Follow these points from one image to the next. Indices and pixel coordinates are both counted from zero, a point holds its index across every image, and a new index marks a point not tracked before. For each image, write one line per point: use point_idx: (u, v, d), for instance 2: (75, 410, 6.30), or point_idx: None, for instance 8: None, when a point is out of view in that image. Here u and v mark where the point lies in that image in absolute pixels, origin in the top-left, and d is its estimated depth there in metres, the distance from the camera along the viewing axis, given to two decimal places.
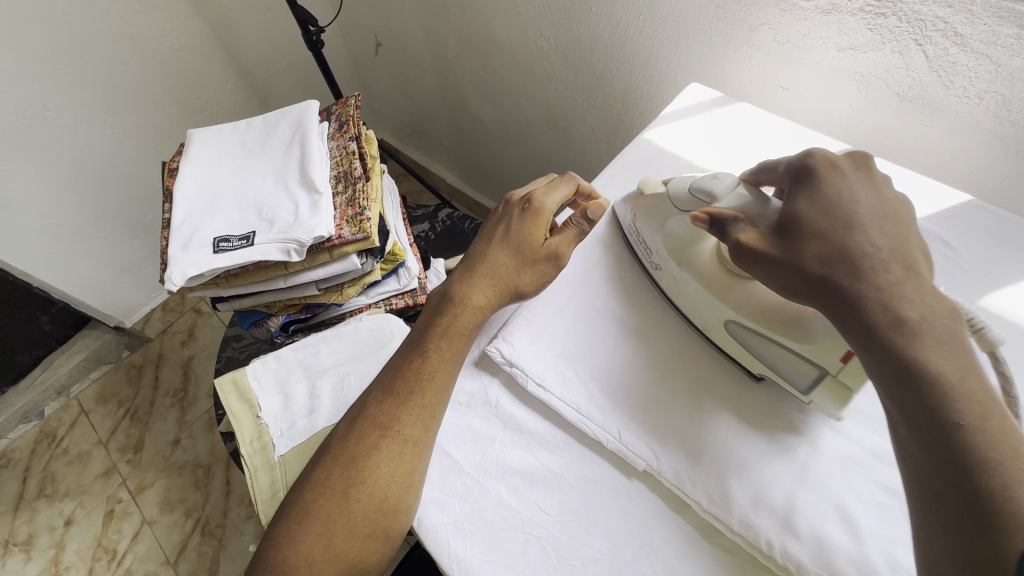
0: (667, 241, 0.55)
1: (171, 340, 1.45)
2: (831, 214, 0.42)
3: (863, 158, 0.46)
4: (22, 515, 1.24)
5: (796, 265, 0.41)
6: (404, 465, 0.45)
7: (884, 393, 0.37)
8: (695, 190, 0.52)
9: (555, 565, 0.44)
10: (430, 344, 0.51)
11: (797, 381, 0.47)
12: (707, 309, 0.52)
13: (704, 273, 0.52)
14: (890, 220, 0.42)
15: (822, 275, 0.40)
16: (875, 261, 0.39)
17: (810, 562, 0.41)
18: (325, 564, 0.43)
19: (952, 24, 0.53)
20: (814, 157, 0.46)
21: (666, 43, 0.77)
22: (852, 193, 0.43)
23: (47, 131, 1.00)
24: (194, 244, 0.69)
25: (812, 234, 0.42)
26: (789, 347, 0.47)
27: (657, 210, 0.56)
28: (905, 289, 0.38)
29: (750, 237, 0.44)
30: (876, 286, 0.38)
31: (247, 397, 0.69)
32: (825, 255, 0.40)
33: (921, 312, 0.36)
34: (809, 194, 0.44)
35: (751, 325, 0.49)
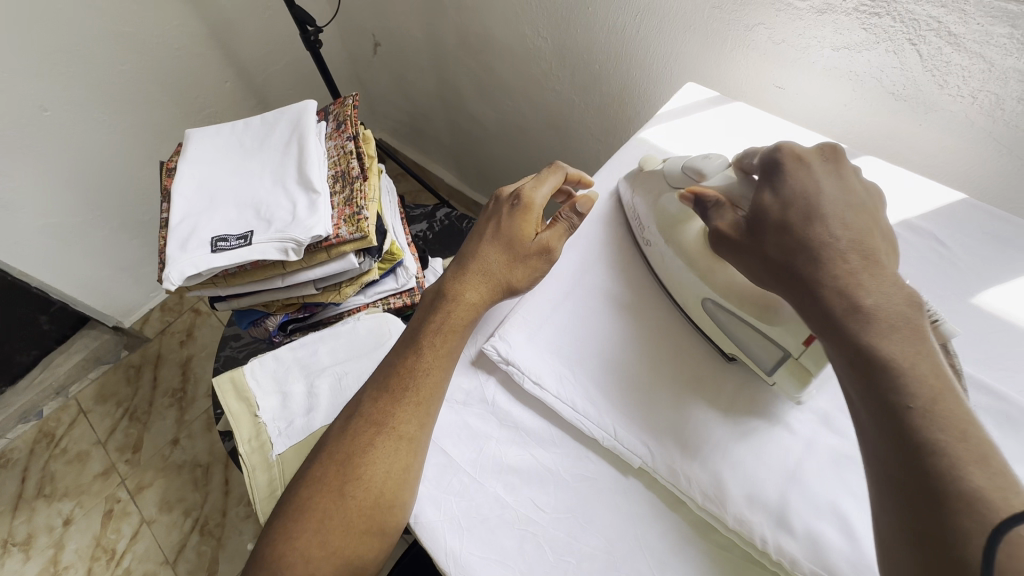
0: (657, 216, 0.57)
1: (169, 339, 1.46)
2: (794, 206, 0.44)
3: (831, 150, 0.47)
4: (21, 515, 1.24)
5: (761, 253, 0.44)
6: (399, 462, 0.46)
7: (841, 379, 0.38)
8: (686, 168, 0.56)
9: (552, 562, 0.44)
10: (424, 341, 0.51)
11: (762, 362, 0.49)
12: (688, 287, 0.54)
13: (688, 250, 0.54)
14: (853, 210, 0.43)
15: (783, 263, 0.43)
16: (833, 251, 0.41)
17: (805, 558, 0.42)
18: (321, 561, 0.43)
19: (945, 23, 0.53)
20: (780, 150, 0.47)
21: (662, 43, 0.77)
22: (817, 185, 0.44)
23: (45, 131, 1.00)
24: (191, 244, 0.69)
25: (775, 226, 0.44)
26: (757, 325, 0.50)
27: (651, 185, 0.59)
28: (863, 278, 0.39)
29: (726, 224, 0.48)
30: (833, 275, 0.40)
31: (245, 396, 0.70)
32: (786, 245, 0.43)
33: (877, 298, 0.38)
34: (774, 186, 0.46)
35: (729, 305, 0.51)
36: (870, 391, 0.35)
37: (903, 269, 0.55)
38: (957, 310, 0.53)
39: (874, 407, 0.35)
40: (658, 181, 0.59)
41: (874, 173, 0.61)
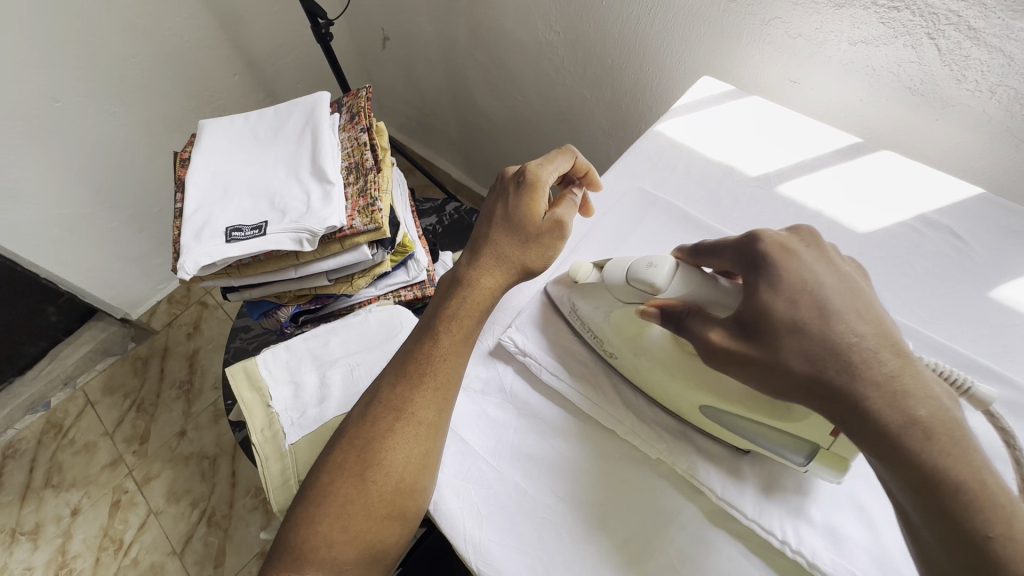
0: (616, 330, 0.51)
1: (176, 331, 1.46)
2: (802, 303, 0.40)
3: (808, 232, 0.44)
4: (29, 505, 1.25)
5: (781, 364, 0.39)
6: (419, 447, 0.46)
7: (903, 502, 0.35)
8: (634, 281, 0.48)
9: (571, 548, 0.45)
10: (441, 327, 0.51)
11: (792, 456, 0.43)
12: (679, 395, 0.48)
13: (666, 359, 0.48)
14: (861, 298, 0.40)
15: (811, 374, 0.38)
16: (865, 354, 0.37)
17: (824, 547, 0.42)
18: (343, 545, 0.44)
19: (965, 17, 0.53)
20: (762, 240, 0.43)
21: (678, 35, 0.77)
22: (816, 275, 0.41)
23: (57, 121, 1.00)
24: (206, 233, 0.70)
25: (789, 329, 0.39)
26: (774, 425, 0.43)
27: (596, 297, 0.53)
28: (904, 381, 0.36)
29: (717, 334, 0.42)
30: (875, 386, 0.36)
31: (258, 385, 0.69)
32: (808, 351, 0.38)
33: (927, 408, 0.35)
34: (769, 282, 0.41)
35: (729, 409, 0.45)
36: (946, 518, 0.32)
37: (918, 264, 0.56)
38: (973, 305, 0.53)
39: (957, 532, 0.32)
40: (604, 294, 0.52)
41: (890, 166, 0.62)
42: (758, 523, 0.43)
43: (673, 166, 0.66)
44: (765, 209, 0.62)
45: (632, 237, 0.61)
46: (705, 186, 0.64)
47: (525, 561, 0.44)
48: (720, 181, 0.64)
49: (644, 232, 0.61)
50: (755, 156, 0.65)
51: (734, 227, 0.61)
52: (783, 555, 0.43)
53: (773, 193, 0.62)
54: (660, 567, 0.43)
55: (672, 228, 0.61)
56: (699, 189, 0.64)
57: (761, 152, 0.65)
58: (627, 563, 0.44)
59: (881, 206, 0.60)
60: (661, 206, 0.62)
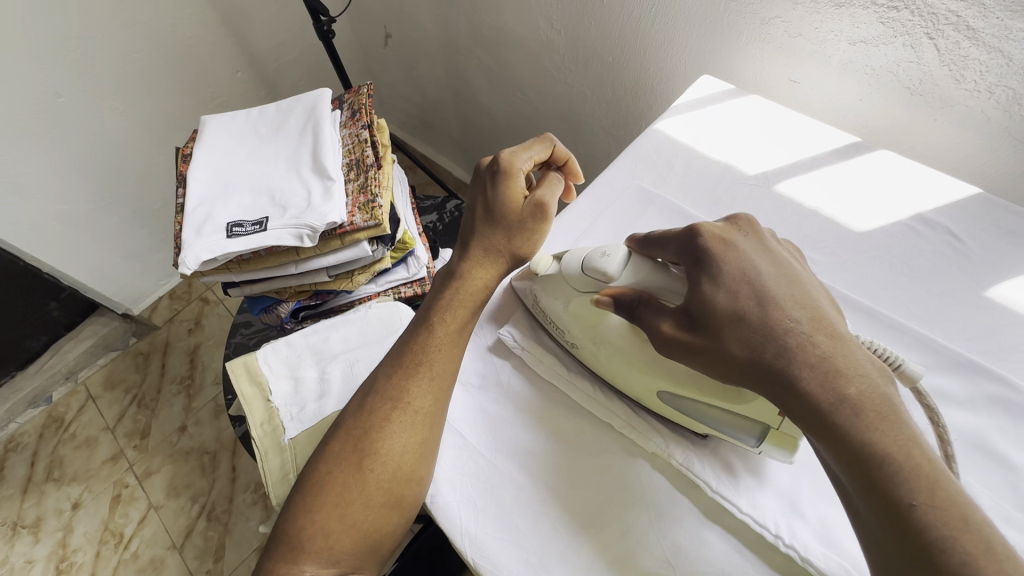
0: (575, 320, 0.51)
1: (178, 327, 1.46)
2: (741, 293, 0.40)
3: (746, 221, 0.45)
4: (30, 499, 1.25)
5: (723, 352, 0.39)
6: (415, 435, 0.46)
7: (840, 477, 0.35)
8: (588, 270, 0.49)
9: (566, 542, 0.45)
10: (435, 318, 0.52)
11: (743, 437, 0.45)
12: (635, 382, 0.49)
13: (622, 348, 0.49)
14: (796, 284, 0.41)
15: (751, 361, 0.38)
16: (800, 338, 0.37)
17: (817, 542, 0.42)
18: (340, 534, 0.44)
19: (964, 17, 0.53)
20: (701, 234, 0.43)
21: (678, 34, 0.77)
22: (753, 264, 0.41)
23: (59, 117, 1.01)
24: (207, 229, 0.70)
25: (728, 318, 0.40)
26: (725, 408, 0.45)
27: (555, 290, 0.53)
28: (837, 362, 0.36)
29: (667, 325, 0.43)
30: (809, 366, 0.36)
31: (257, 379, 0.70)
32: (748, 337, 0.39)
33: (858, 386, 0.35)
34: (709, 273, 0.42)
35: (685, 395, 0.46)
36: (874, 489, 0.33)
37: (914, 263, 0.56)
38: (969, 304, 0.53)
39: (882, 502, 0.32)
40: (561, 284, 0.52)
41: (889, 166, 0.62)
42: (752, 517, 0.43)
43: (671, 164, 0.66)
44: (763, 207, 0.62)
45: (630, 235, 0.61)
46: (703, 184, 0.64)
47: (521, 554, 0.44)
48: (718, 179, 0.64)
49: (642, 230, 0.61)
50: (753, 155, 0.65)
51: None
52: (777, 550, 0.44)
53: (771, 192, 0.63)
54: (654, 561, 0.44)
55: (670, 226, 0.61)
56: (697, 187, 0.64)
57: (760, 152, 0.65)
58: (621, 557, 0.44)
59: (879, 205, 0.60)
60: (660, 203, 0.63)
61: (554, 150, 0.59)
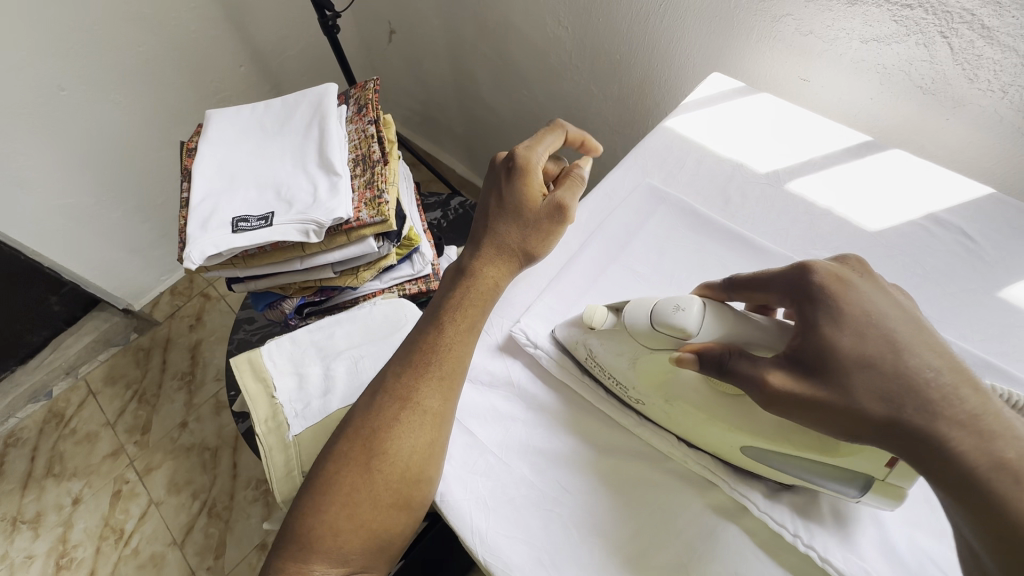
0: (642, 377, 0.48)
1: (179, 323, 1.45)
2: (869, 338, 0.37)
3: (856, 261, 0.42)
4: (30, 494, 1.25)
5: (854, 407, 0.36)
6: (424, 435, 0.46)
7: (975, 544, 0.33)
8: (660, 326, 0.45)
9: (577, 541, 0.45)
10: (445, 316, 0.51)
11: (846, 490, 0.42)
12: (718, 439, 0.45)
13: (696, 404, 0.45)
14: (927, 331, 0.38)
15: (890, 415, 0.35)
16: (943, 389, 0.35)
17: (835, 544, 0.42)
18: (349, 533, 0.44)
19: (979, 16, 0.53)
20: (815, 272, 0.40)
21: (687, 29, 0.76)
22: (876, 306, 0.39)
23: (63, 110, 1.00)
24: (212, 224, 0.69)
25: (857, 366, 0.37)
26: (818, 459, 0.41)
27: (616, 342, 0.49)
28: (986, 419, 0.33)
29: (777, 375, 0.39)
30: (959, 423, 0.34)
31: (262, 376, 0.69)
32: (883, 389, 0.36)
33: (1016, 448, 0.32)
34: (829, 314, 0.39)
35: (776, 449, 0.43)
36: None
37: (928, 263, 0.55)
38: (982, 304, 0.53)
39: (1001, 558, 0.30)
40: (624, 337, 0.48)
41: (900, 166, 0.61)
42: (770, 516, 0.43)
43: (682, 162, 0.66)
44: (775, 207, 0.61)
45: (641, 234, 0.61)
46: (715, 182, 0.64)
47: (531, 553, 0.44)
48: (730, 178, 0.64)
49: (653, 229, 0.61)
50: (765, 154, 0.65)
51: (745, 225, 0.61)
52: (792, 551, 0.43)
53: (782, 191, 0.62)
54: (669, 561, 0.43)
55: (681, 226, 0.61)
56: (709, 185, 0.64)
57: (770, 151, 0.65)
58: (634, 556, 0.44)
59: (891, 203, 0.59)
60: (671, 202, 0.62)
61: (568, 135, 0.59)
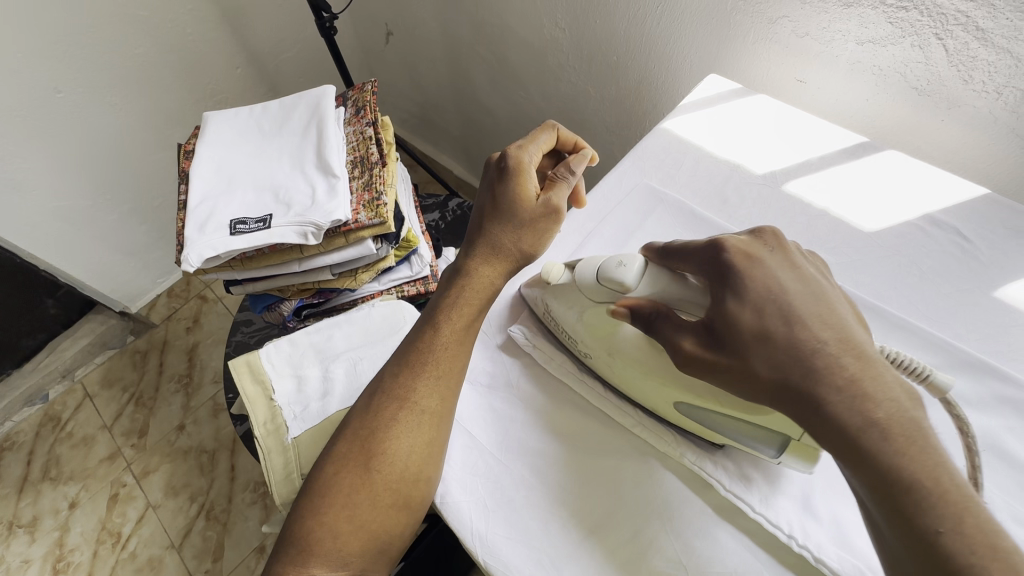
0: (589, 330, 0.50)
1: (176, 325, 1.45)
2: (767, 311, 0.38)
3: (771, 234, 0.43)
4: (26, 498, 1.24)
5: (751, 373, 0.38)
6: (422, 435, 0.46)
7: (864, 499, 0.35)
8: (603, 280, 0.48)
9: (575, 542, 0.45)
10: (441, 316, 0.51)
11: (764, 448, 0.44)
12: (653, 392, 0.48)
13: (636, 358, 0.48)
14: (824, 302, 0.39)
15: (777, 382, 0.37)
16: (828, 359, 0.36)
17: (830, 544, 0.42)
18: (349, 535, 0.44)
19: (973, 18, 0.53)
20: (726, 249, 0.41)
21: (685, 32, 0.76)
22: (779, 280, 0.40)
23: (57, 111, 1.00)
24: (210, 226, 0.69)
25: (754, 337, 0.38)
26: (738, 417, 0.44)
27: (569, 298, 0.51)
28: (866, 386, 0.35)
29: (689, 342, 0.41)
30: (837, 390, 0.35)
31: (261, 378, 0.69)
32: (776, 358, 0.37)
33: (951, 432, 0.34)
34: (734, 290, 0.40)
35: (703, 404, 0.45)
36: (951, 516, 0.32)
37: (924, 264, 0.56)
38: (979, 304, 0.53)
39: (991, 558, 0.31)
40: (574, 292, 0.51)
41: (898, 167, 0.62)
42: (766, 517, 0.43)
43: (678, 162, 0.66)
44: (772, 208, 0.62)
45: (639, 234, 0.61)
46: (711, 183, 0.64)
47: (531, 554, 0.44)
48: (726, 179, 0.64)
49: (651, 230, 0.61)
50: (761, 155, 0.65)
51: (742, 226, 0.61)
52: (789, 550, 0.44)
53: (779, 192, 0.63)
54: (667, 561, 0.44)
55: (678, 225, 0.61)
56: (705, 186, 0.64)
57: (766, 152, 0.65)
58: (633, 557, 0.44)
59: (888, 204, 0.60)
60: (668, 203, 0.63)
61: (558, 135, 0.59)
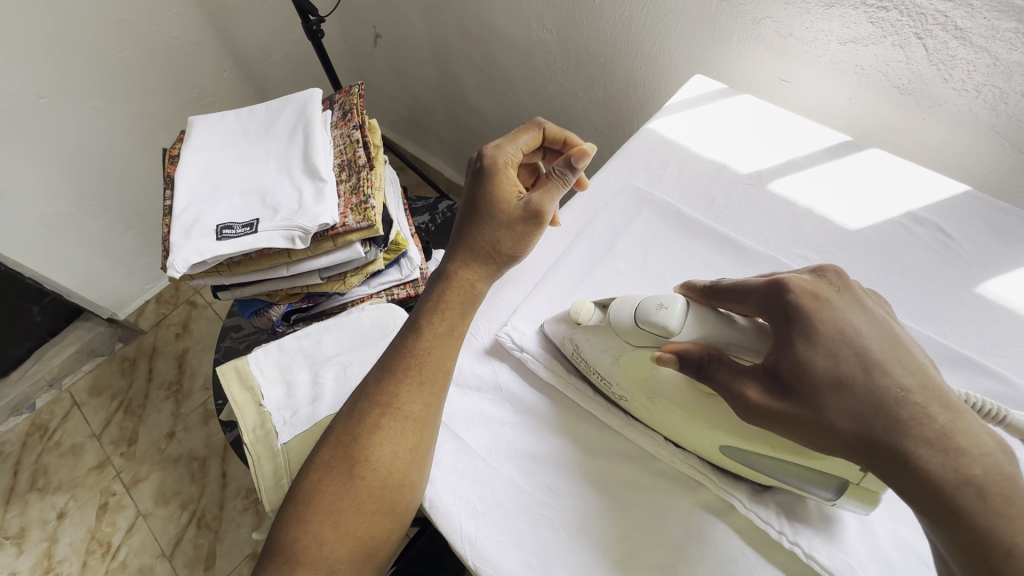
0: (626, 372, 0.48)
1: (165, 332, 1.44)
2: (842, 356, 0.38)
3: (834, 273, 0.43)
4: (13, 508, 1.22)
5: (824, 423, 0.38)
6: (406, 441, 0.46)
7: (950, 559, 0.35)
8: (643, 324, 0.46)
9: (566, 544, 0.45)
10: (423, 320, 0.52)
11: (820, 492, 0.42)
12: (699, 438, 0.46)
13: (680, 402, 0.46)
14: (900, 346, 0.39)
15: (859, 433, 0.37)
16: (913, 408, 0.36)
17: (820, 541, 0.43)
18: (335, 543, 0.44)
19: (951, 18, 0.54)
20: (791, 289, 0.41)
21: (670, 33, 0.77)
22: (850, 322, 0.40)
23: (41, 117, 0.99)
24: (196, 231, 0.69)
25: (830, 384, 0.38)
26: (795, 462, 0.42)
27: (602, 339, 0.49)
28: (957, 438, 0.35)
29: (754, 391, 0.40)
30: (926, 441, 0.35)
31: (249, 384, 0.68)
32: (854, 408, 0.37)
33: (982, 466, 0.34)
34: (803, 333, 0.40)
35: (753, 449, 0.43)
36: None
37: (907, 260, 0.57)
38: (960, 299, 0.54)
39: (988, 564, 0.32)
40: (607, 333, 0.49)
41: (880, 165, 0.62)
42: (756, 514, 0.44)
43: (665, 163, 0.66)
44: (758, 207, 0.62)
45: (626, 234, 0.61)
46: (699, 183, 0.65)
47: (520, 556, 0.44)
48: (713, 179, 0.65)
49: (638, 230, 0.61)
50: (749, 155, 0.65)
51: (731, 226, 0.61)
52: (780, 548, 0.44)
53: (764, 191, 0.63)
54: (658, 561, 0.44)
55: (667, 226, 0.61)
56: (694, 187, 0.65)
57: (753, 152, 0.66)
58: (624, 556, 0.44)
59: (872, 202, 0.60)
60: (655, 204, 0.63)
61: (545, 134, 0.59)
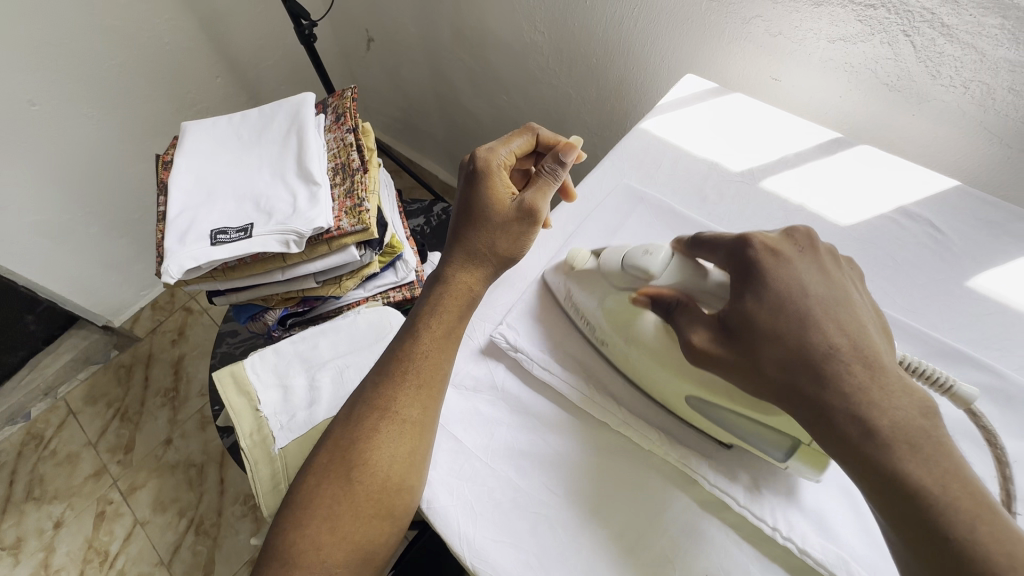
0: (607, 318, 0.51)
1: (160, 338, 1.43)
2: (785, 310, 0.40)
3: (803, 234, 0.44)
4: (10, 519, 1.21)
5: (757, 370, 0.40)
6: (404, 445, 0.46)
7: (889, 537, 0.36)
8: (627, 265, 0.50)
9: (564, 542, 0.45)
10: (420, 324, 0.51)
11: (772, 452, 0.44)
12: (665, 384, 0.48)
13: (652, 348, 0.48)
14: (849, 309, 0.40)
15: (785, 381, 0.38)
16: (835, 362, 0.37)
17: (814, 533, 0.43)
18: (333, 546, 0.44)
19: (938, 15, 0.55)
20: (753, 244, 0.43)
21: (661, 33, 0.77)
22: (803, 279, 0.41)
23: (33, 125, 0.98)
24: (191, 236, 0.69)
25: (766, 335, 0.39)
26: (755, 419, 0.44)
27: (591, 285, 0.53)
28: (874, 395, 0.36)
29: (699, 336, 0.44)
30: (842, 394, 0.36)
31: (246, 390, 0.68)
32: (784, 358, 0.39)
33: (891, 418, 0.35)
34: (756, 290, 0.41)
35: (713, 400, 0.45)
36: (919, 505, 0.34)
37: (898, 256, 0.57)
38: (951, 294, 0.54)
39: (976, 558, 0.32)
40: (597, 281, 0.53)
41: (870, 162, 0.63)
42: (749, 509, 0.44)
43: (658, 162, 0.67)
44: (751, 205, 0.62)
45: (620, 233, 0.61)
46: (691, 181, 0.65)
47: (519, 556, 0.44)
48: (705, 177, 0.65)
49: (633, 228, 0.62)
50: (741, 153, 0.66)
51: (723, 223, 0.62)
52: (776, 543, 0.44)
53: (756, 189, 0.64)
54: (655, 558, 0.44)
55: (660, 224, 0.62)
56: (686, 184, 0.65)
57: (745, 149, 0.66)
58: (621, 553, 0.44)
59: (863, 199, 0.61)
60: (649, 202, 0.63)
61: (538, 137, 0.60)
